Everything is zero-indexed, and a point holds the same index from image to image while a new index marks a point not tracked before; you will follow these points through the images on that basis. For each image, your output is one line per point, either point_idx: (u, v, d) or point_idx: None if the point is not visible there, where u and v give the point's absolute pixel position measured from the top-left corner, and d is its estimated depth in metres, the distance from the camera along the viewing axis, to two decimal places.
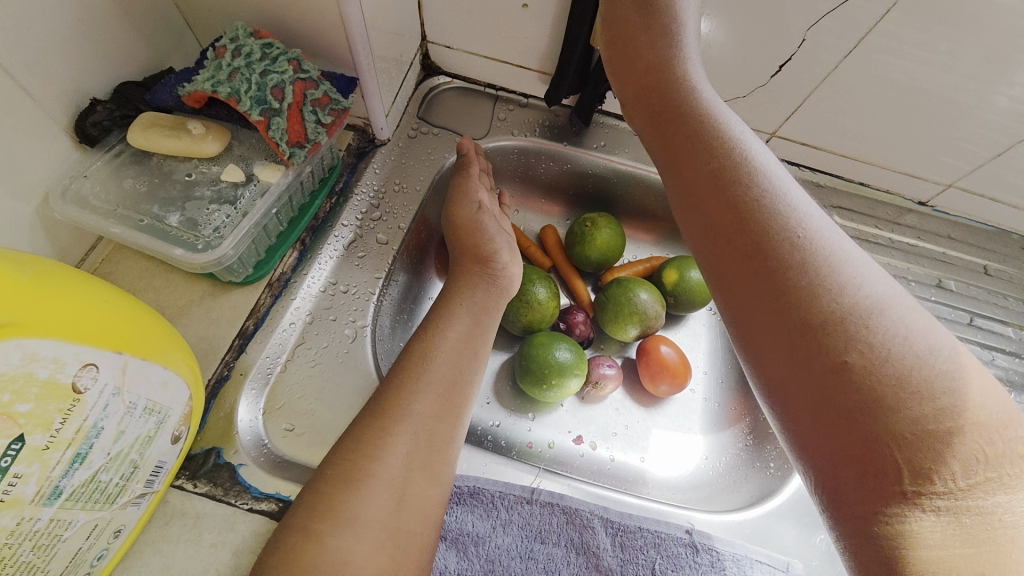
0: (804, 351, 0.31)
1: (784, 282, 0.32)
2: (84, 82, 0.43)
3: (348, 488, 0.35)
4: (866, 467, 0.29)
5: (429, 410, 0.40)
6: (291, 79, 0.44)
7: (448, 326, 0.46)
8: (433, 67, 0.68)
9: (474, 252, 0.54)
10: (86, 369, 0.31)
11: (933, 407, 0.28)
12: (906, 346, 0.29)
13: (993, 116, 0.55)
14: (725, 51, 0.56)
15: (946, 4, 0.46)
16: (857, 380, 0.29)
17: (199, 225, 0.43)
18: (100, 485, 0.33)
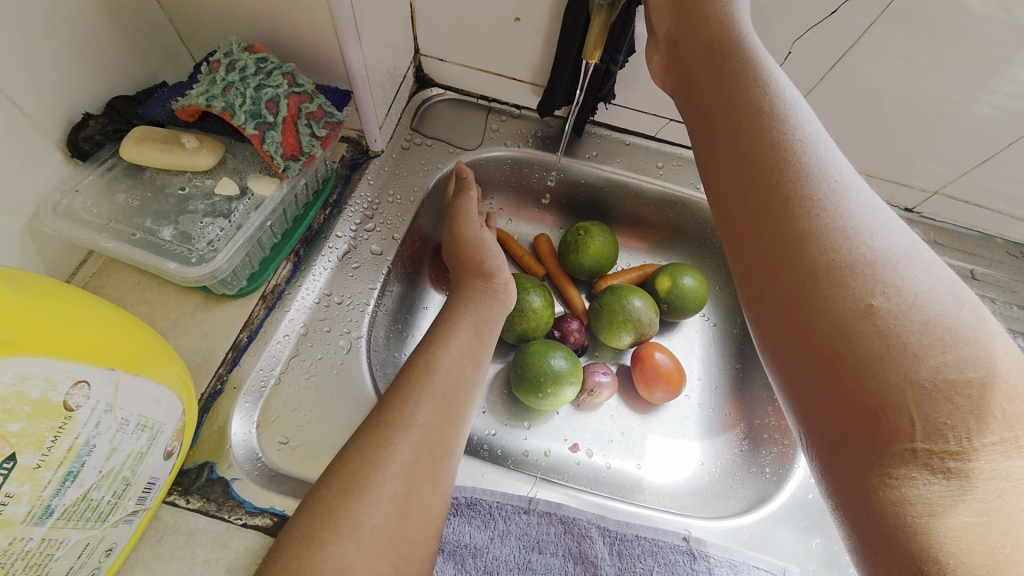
0: (830, 300, 0.30)
1: (812, 236, 0.32)
2: (76, 96, 0.43)
3: (349, 496, 0.35)
4: (881, 423, 0.29)
5: (431, 420, 0.40)
6: (286, 93, 0.45)
7: (451, 339, 0.45)
8: (426, 79, 0.69)
9: (473, 265, 0.54)
10: (78, 386, 0.31)
11: (956, 363, 0.28)
12: (931, 303, 0.30)
13: (976, 124, 0.56)
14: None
15: (926, 17, 0.48)
16: (881, 332, 0.29)
17: (193, 238, 0.43)
18: (91, 503, 0.32)
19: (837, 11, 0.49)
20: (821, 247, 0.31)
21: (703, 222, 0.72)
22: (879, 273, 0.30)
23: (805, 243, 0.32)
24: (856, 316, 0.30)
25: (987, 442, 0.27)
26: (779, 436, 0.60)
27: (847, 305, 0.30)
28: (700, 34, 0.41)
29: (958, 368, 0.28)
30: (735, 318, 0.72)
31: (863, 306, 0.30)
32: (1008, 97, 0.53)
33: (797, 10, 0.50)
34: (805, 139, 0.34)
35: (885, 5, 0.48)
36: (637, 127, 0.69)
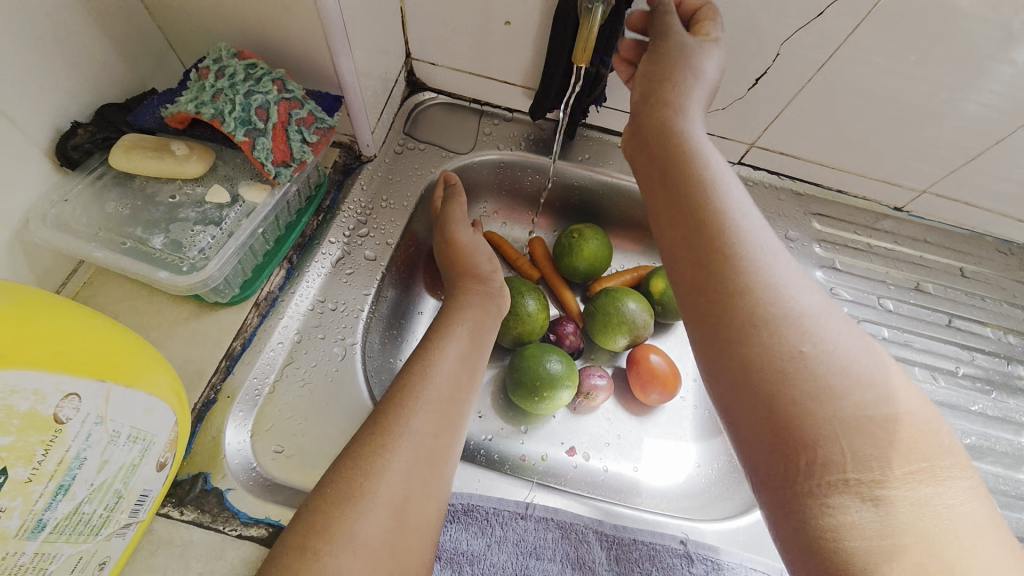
0: (761, 345, 0.33)
1: (745, 285, 0.35)
2: (64, 104, 0.43)
3: (346, 506, 0.35)
4: (811, 457, 0.30)
5: (427, 428, 0.39)
6: (275, 99, 0.44)
7: (447, 346, 0.45)
8: (418, 84, 0.69)
9: (467, 270, 0.54)
10: (69, 399, 0.30)
11: (873, 403, 0.31)
12: (848, 349, 0.32)
13: (963, 122, 0.57)
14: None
15: (912, 17, 0.48)
16: (806, 374, 0.32)
17: (184, 247, 0.43)
18: (83, 517, 0.32)
19: (824, 12, 0.50)
20: (751, 298, 0.34)
21: None
22: (802, 321, 0.33)
23: (740, 291, 0.35)
24: (783, 360, 0.32)
25: (909, 475, 0.29)
26: None
27: (775, 351, 0.33)
28: (651, 108, 0.47)
29: (876, 408, 0.31)
30: None
31: (789, 350, 0.32)
32: (994, 96, 0.53)
33: (785, 12, 0.51)
34: (735, 204, 0.39)
35: (871, 7, 0.48)
36: None
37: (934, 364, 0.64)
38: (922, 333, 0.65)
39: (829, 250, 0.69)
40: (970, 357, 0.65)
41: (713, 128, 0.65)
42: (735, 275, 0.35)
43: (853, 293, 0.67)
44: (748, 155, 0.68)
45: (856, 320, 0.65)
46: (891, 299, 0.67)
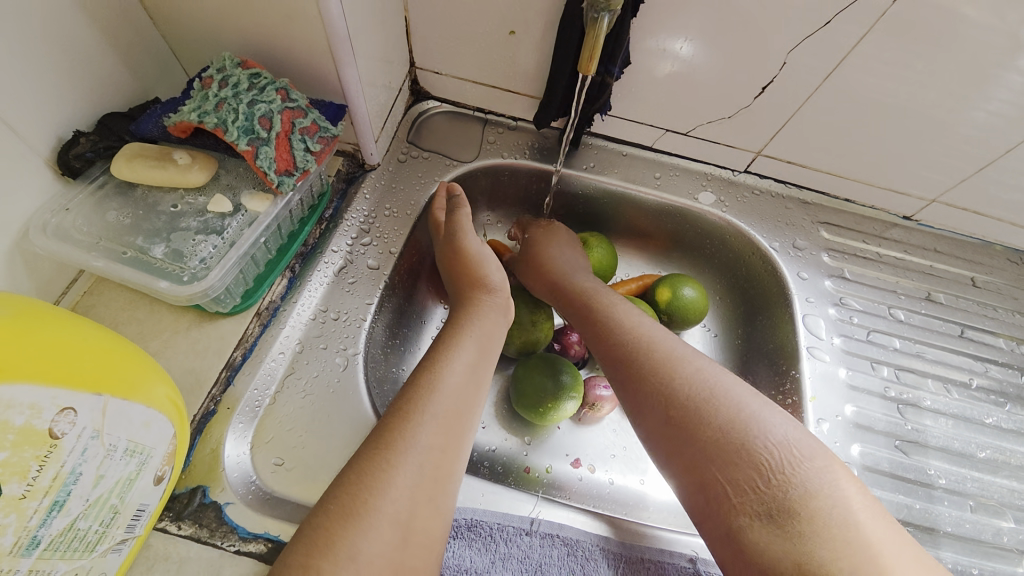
0: (656, 405, 0.43)
1: (631, 364, 0.46)
2: (67, 113, 0.42)
3: (349, 523, 0.34)
4: (711, 487, 0.38)
5: (432, 442, 0.39)
6: (279, 108, 0.44)
7: (454, 357, 0.44)
8: (422, 92, 0.69)
9: (476, 280, 0.54)
10: (64, 413, 0.29)
11: (742, 430, 0.39)
12: (721, 394, 0.42)
13: (972, 130, 0.56)
14: (712, 75, 0.58)
15: (920, 26, 0.48)
16: (693, 418, 0.41)
17: (185, 256, 0.42)
18: (78, 534, 0.31)
19: (831, 21, 0.49)
20: (647, 366, 0.45)
21: (702, 232, 0.72)
22: (683, 378, 0.43)
23: (631, 369, 0.46)
24: (672, 411, 0.42)
25: (787, 485, 0.36)
26: None
27: (666, 404, 0.42)
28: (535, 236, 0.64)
29: (746, 433, 0.39)
30: (737, 328, 0.71)
31: (674, 402, 0.42)
32: (1003, 104, 0.52)
33: (790, 21, 0.50)
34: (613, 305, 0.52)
35: (878, 16, 0.48)
36: (634, 138, 0.69)
37: (947, 376, 0.63)
38: (933, 344, 0.64)
39: (838, 259, 0.68)
40: (983, 368, 0.64)
41: (718, 136, 0.65)
42: (630, 353, 0.47)
43: (863, 303, 0.66)
44: (754, 163, 0.68)
45: (866, 330, 0.64)
46: (901, 308, 0.66)
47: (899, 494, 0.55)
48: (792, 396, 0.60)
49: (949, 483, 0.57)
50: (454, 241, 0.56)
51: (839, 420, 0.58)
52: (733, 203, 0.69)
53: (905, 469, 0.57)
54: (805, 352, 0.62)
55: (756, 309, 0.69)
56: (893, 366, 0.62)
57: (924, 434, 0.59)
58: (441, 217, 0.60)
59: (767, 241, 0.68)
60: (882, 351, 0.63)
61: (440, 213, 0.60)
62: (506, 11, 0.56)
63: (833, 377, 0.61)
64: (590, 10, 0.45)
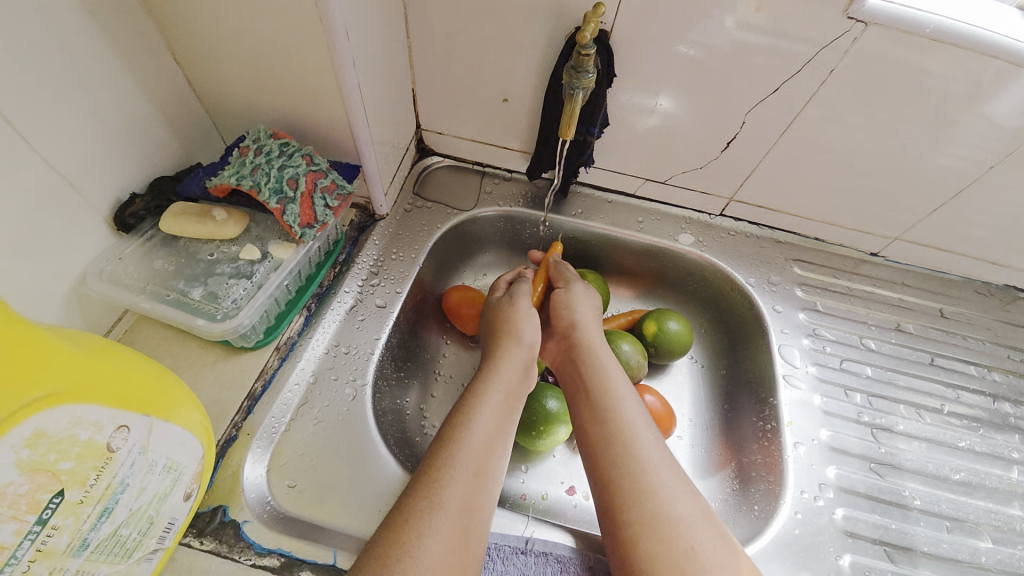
0: (594, 450, 0.48)
1: (601, 451, 0.48)
2: (125, 177, 0.50)
3: (387, 574, 0.37)
4: (613, 533, 0.44)
5: (464, 498, 0.43)
6: (304, 171, 0.51)
7: (481, 413, 0.49)
8: (426, 149, 0.77)
9: (506, 332, 0.58)
10: (120, 430, 0.35)
11: (651, 505, 0.44)
12: (673, 508, 0.44)
13: (936, 173, 0.62)
14: (681, 130, 0.66)
15: (873, 81, 0.55)
16: (640, 525, 0.43)
17: (219, 297, 0.49)
18: (120, 540, 0.36)
19: (778, 90, 0.58)
20: (599, 416, 0.50)
21: (683, 270, 0.77)
22: (627, 439, 0.48)
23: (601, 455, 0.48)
24: (605, 462, 0.47)
25: (674, 562, 0.41)
26: (766, 472, 0.61)
27: (602, 453, 0.48)
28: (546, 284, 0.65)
29: (655, 509, 0.43)
30: (721, 360, 0.76)
31: (609, 457, 0.47)
32: (968, 149, 0.59)
33: (758, 80, 0.58)
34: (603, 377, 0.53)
35: (826, 75, 0.56)
36: (618, 187, 0.77)
37: (918, 401, 0.67)
38: (905, 371, 0.68)
39: (810, 293, 0.73)
40: (954, 394, 0.67)
41: (694, 183, 0.72)
42: (601, 438, 0.48)
43: (837, 333, 0.70)
44: (728, 208, 0.75)
45: (839, 359, 0.68)
46: (872, 338, 0.71)
47: (875, 514, 0.58)
48: (772, 422, 0.64)
49: (924, 503, 0.60)
50: (508, 302, 0.61)
51: (815, 443, 0.62)
52: (711, 243, 0.76)
53: (881, 491, 0.60)
54: (781, 379, 0.66)
55: (737, 340, 0.74)
56: (866, 393, 0.66)
57: (897, 456, 0.62)
58: (505, 283, 0.66)
59: (743, 277, 0.73)
60: (855, 379, 0.67)
61: (505, 282, 0.66)
62: (499, 82, 0.65)
63: (809, 403, 0.64)
64: (568, 88, 0.53)
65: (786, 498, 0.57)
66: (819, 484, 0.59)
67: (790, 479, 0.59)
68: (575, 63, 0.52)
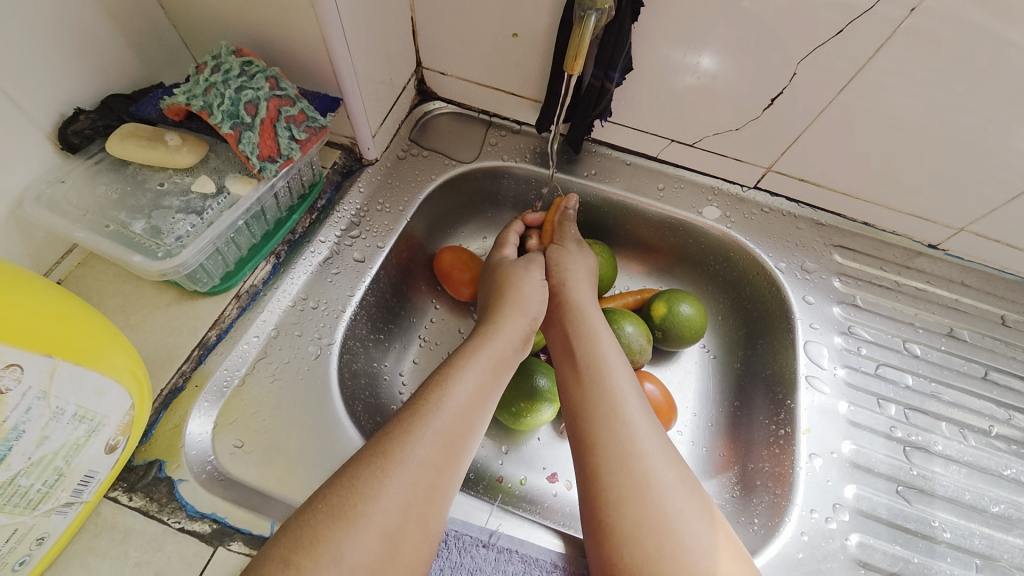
0: (576, 416, 0.44)
1: (583, 414, 0.44)
2: (71, 91, 0.45)
3: (336, 525, 0.34)
4: (592, 509, 0.40)
5: (429, 458, 0.39)
6: (266, 96, 0.45)
7: (465, 375, 0.44)
8: (428, 92, 0.69)
9: (510, 296, 0.52)
10: (9, 369, 0.31)
11: (634, 471, 0.40)
12: (648, 473, 0.40)
13: (1016, 160, 0.51)
14: (716, 85, 0.56)
15: (952, 41, 0.44)
16: (616, 489, 0.39)
17: (162, 233, 0.43)
18: (19, 489, 0.33)
19: (836, 38, 0.47)
20: (584, 385, 0.45)
21: (705, 248, 0.69)
22: (614, 406, 0.43)
23: (583, 417, 0.44)
24: (586, 430, 0.43)
25: (649, 533, 0.38)
26: (773, 483, 0.54)
27: (584, 420, 0.43)
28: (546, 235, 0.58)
29: (639, 474, 0.40)
30: (736, 352, 0.67)
31: (594, 429, 0.42)
32: None
33: (811, 24, 0.47)
34: (595, 338, 0.49)
35: (892, 31, 0.45)
36: (639, 148, 0.67)
37: (962, 420, 0.58)
38: (952, 385, 0.59)
39: (849, 286, 0.63)
40: (1007, 416, 0.58)
41: (726, 149, 0.63)
42: (587, 400, 0.44)
43: (875, 334, 0.61)
44: (764, 180, 0.65)
45: (875, 363, 0.60)
46: (918, 343, 0.61)
47: (896, 545, 0.51)
48: (786, 427, 0.56)
49: (955, 537, 0.52)
50: (522, 267, 0.55)
51: (834, 457, 0.54)
52: (740, 220, 0.66)
53: (906, 519, 0.52)
54: (803, 381, 0.58)
55: (757, 332, 0.66)
56: (903, 405, 0.58)
57: (931, 481, 0.54)
58: (513, 239, 0.61)
59: (773, 261, 0.64)
60: (892, 388, 0.58)
61: (514, 238, 0.61)
62: (508, 14, 0.56)
63: (833, 410, 0.56)
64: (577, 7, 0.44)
65: (793, 515, 0.50)
66: (834, 504, 0.51)
67: (799, 494, 0.52)
68: None
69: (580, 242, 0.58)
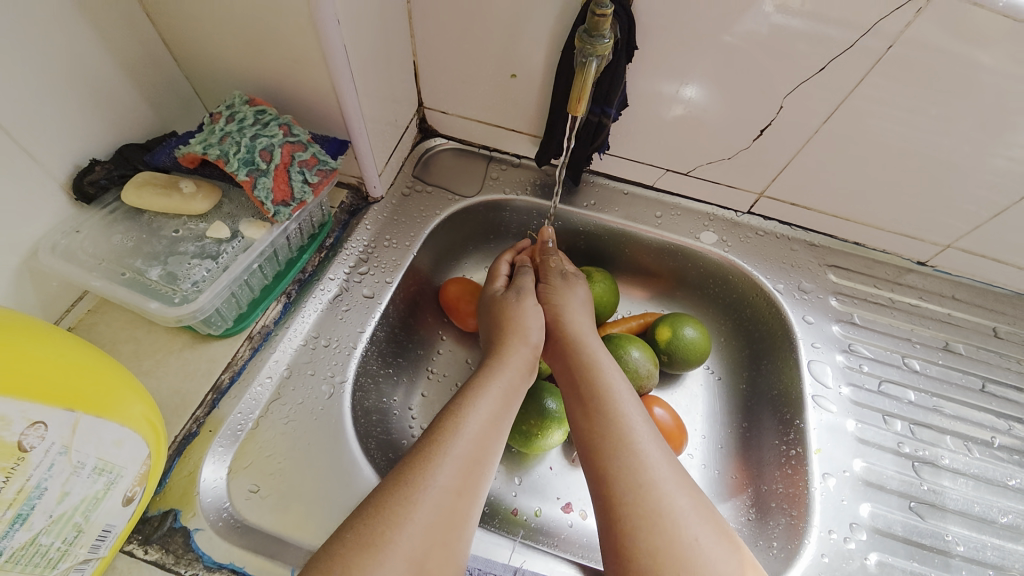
0: (589, 444, 0.44)
1: (597, 438, 0.44)
2: (88, 142, 0.46)
3: (367, 554, 0.34)
4: (613, 535, 0.40)
5: (450, 484, 0.39)
6: (280, 142, 0.47)
7: (478, 401, 0.44)
8: (429, 130, 0.72)
9: (511, 329, 0.52)
10: (35, 427, 0.31)
11: (649, 500, 0.40)
12: (665, 496, 0.40)
13: (995, 178, 0.54)
14: (708, 116, 0.59)
15: (927, 71, 0.47)
16: (634, 514, 0.40)
17: (178, 279, 0.44)
18: (40, 549, 0.32)
19: (822, 71, 0.50)
20: (594, 410, 0.46)
21: (705, 272, 0.70)
22: (623, 435, 0.44)
23: (597, 441, 0.44)
24: (599, 459, 0.43)
25: (673, 558, 0.38)
26: (788, 505, 0.54)
27: (597, 448, 0.44)
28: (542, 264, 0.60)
29: (653, 503, 0.40)
30: (740, 372, 0.68)
31: (608, 455, 0.43)
32: None
33: (794, 58, 0.50)
34: (602, 363, 0.49)
35: (879, 56, 0.48)
36: (636, 177, 0.70)
37: (966, 433, 0.59)
38: (952, 398, 0.61)
39: (846, 304, 0.65)
40: (1007, 426, 0.59)
41: (719, 176, 0.65)
42: (598, 424, 0.45)
43: (875, 350, 0.63)
44: (757, 204, 0.67)
45: (877, 379, 0.61)
46: (916, 358, 0.63)
47: (913, 561, 0.51)
48: (797, 447, 0.57)
49: (968, 551, 0.52)
50: (514, 297, 0.55)
51: (847, 475, 0.55)
52: (736, 243, 0.68)
53: (921, 534, 0.52)
54: (810, 400, 0.59)
55: (761, 352, 0.67)
56: (908, 420, 0.59)
57: (941, 495, 0.55)
58: (504, 271, 0.60)
59: (771, 282, 0.66)
60: (895, 404, 0.60)
61: (504, 270, 0.60)
62: (507, 56, 0.58)
63: (841, 428, 0.57)
64: (578, 55, 0.46)
65: (812, 537, 0.51)
66: (850, 524, 0.52)
67: (816, 515, 0.52)
68: (588, 26, 0.45)
69: (566, 273, 0.58)
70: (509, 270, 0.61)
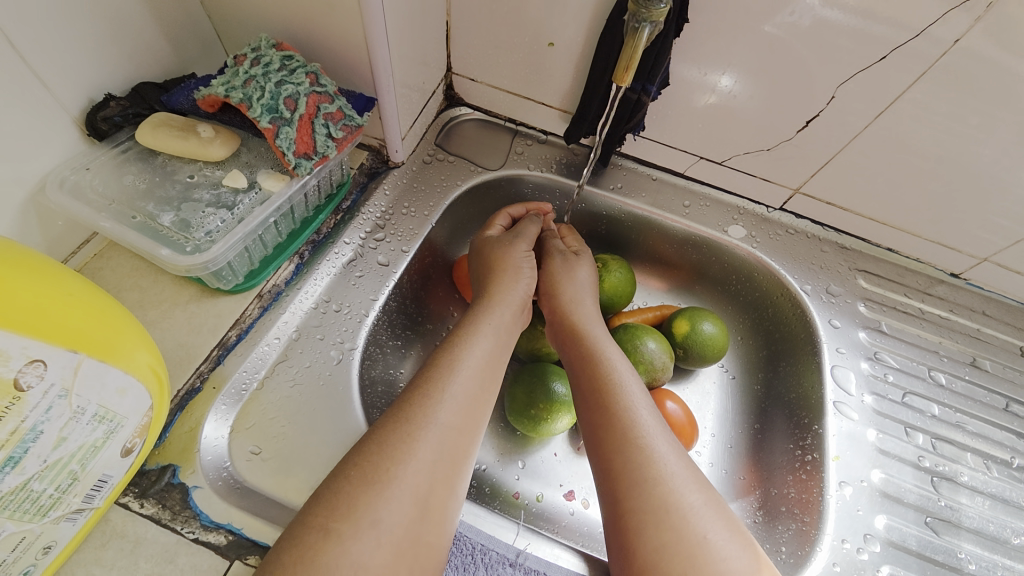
0: (598, 421, 0.43)
1: (607, 416, 0.43)
2: (102, 76, 0.43)
3: (371, 489, 0.33)
4: (617, 508, 0.39)
5: (453, 422, 0.38)
6: (306, 91, 0.44)
7: (476, 343, 0.43)
8: (455, 98, 0.69)
9: (503, 272, 0.51)
10: (33, 365, 0.29)
11: (658, 491, 0.38)
12: (672, 482, 0.39)
13: None
14: (735, 104, 0.55)
15: (979, 75, 0.44)
16: (639, 491, 0.38)
17: (191, 227, 0.42)
18: (31, 495, 0.31)
19: (876, 64, 0.47)
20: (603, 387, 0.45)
21: (728, 267, 0.68)
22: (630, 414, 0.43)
23: (607, 418, 0.43)
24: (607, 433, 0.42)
25: (678, 544, 0.36)
26: (799, 511, 0.53)
27: (606, 423, 0.43)
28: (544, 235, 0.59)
29: (658, 499, 0.38)
30: (756, 373, 0.67)
31: (614, 433, 0.42)
32: None
33: (839, 53, 0.47)
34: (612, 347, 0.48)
35: (930, 63, 0.45)
36: (666, 163, 0.67)
37: (984, 452, 0.57)
38: (976, 415, 0.59)
39: (875, 311, 0.63)
40: None
41: (755, 169, 0.62)
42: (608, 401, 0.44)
43: (900, 360, 0.61)
44: (791, 201, 0.64)
45: (901, 391, 0.59)
46: (942, 372, 0.61)
47: None
48: (813, 453, 0.56)
49: (980, 570, 0.51)
50: (507, 242, 0.53)
51: (863, 485, 0.53)
52: (764, 239, 0.66)
53: (934, 550, 0.51)
54: (830, 406, 0.57)
55: (779, 354, 0.65)
56: (929, 434, 0.57)
57: (957, 513, 0.53)
58: (501, 222, 0.58)
59: (798, 283, 0.63)
60: (918, 417, 0.58)
61: (502, 221, 0.58)
62: (544, 23, 0.55)
63: (861, 437, 0.56)
64: (631, 20, 0.43)
65: (824, 545, 0.49)
66: (864, 535, 0.50)
67: (829, 523, 0.51)
68: None
69: (567, 252, 0.56)
70: (509, 222, 0.59)
